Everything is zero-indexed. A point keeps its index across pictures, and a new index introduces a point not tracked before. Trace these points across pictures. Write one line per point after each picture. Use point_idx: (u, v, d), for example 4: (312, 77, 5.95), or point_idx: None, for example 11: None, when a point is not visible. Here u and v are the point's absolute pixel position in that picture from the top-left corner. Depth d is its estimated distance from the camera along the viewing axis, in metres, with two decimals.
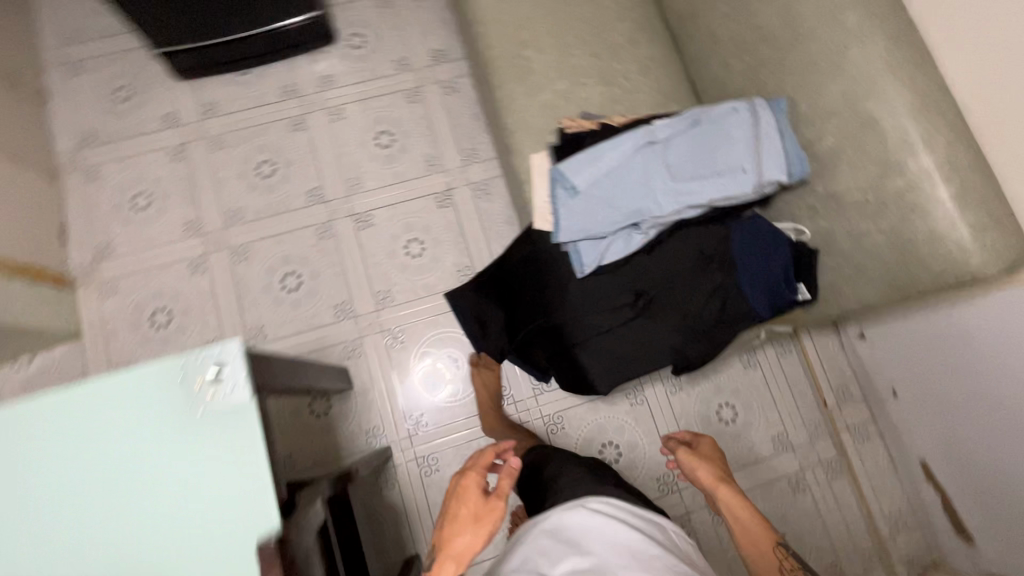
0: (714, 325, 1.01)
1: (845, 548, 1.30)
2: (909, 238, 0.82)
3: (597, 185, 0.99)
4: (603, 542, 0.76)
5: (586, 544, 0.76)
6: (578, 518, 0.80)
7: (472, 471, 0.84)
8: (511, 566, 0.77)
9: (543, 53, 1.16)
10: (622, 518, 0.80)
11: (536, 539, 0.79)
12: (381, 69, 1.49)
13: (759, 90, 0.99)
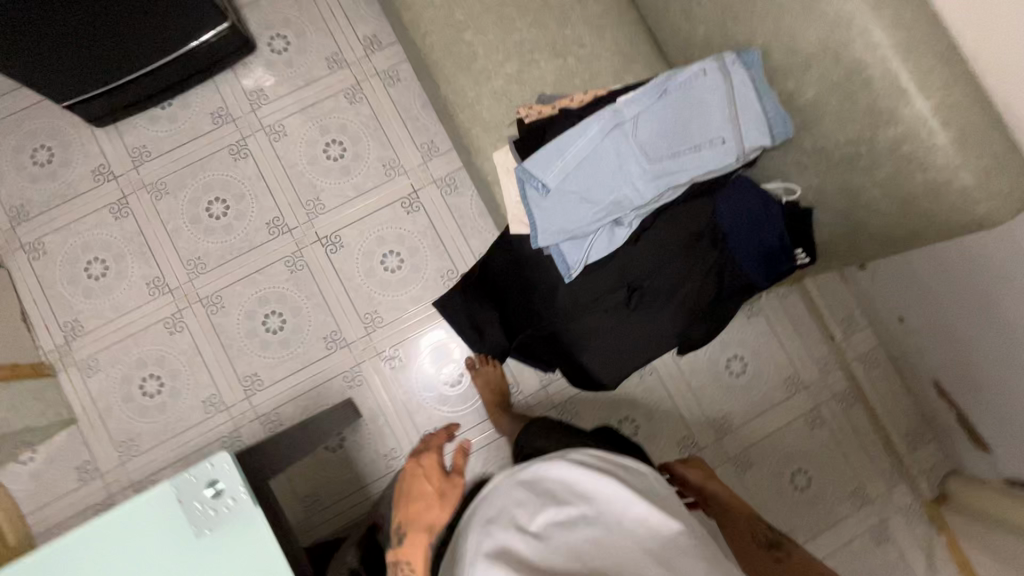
0: (714, 303, 0.97)
1: (866, 472, 1.34)
2: (908, 190, 0.76)
3: (569, 179, 0.91)
4: (580, 494, 0.77)
5: (561, 496, 0.77)
6: (553, 470, 0.81)
7: (432, 452, 0.93)
8: (487, 517, 0.78)
9: (484, 33, 1.04)
10: (597, 467, 0.80)
11: (511, 490, 0.80)
12: (314, 72, 1.36)
13: (728, 41, 0.89)
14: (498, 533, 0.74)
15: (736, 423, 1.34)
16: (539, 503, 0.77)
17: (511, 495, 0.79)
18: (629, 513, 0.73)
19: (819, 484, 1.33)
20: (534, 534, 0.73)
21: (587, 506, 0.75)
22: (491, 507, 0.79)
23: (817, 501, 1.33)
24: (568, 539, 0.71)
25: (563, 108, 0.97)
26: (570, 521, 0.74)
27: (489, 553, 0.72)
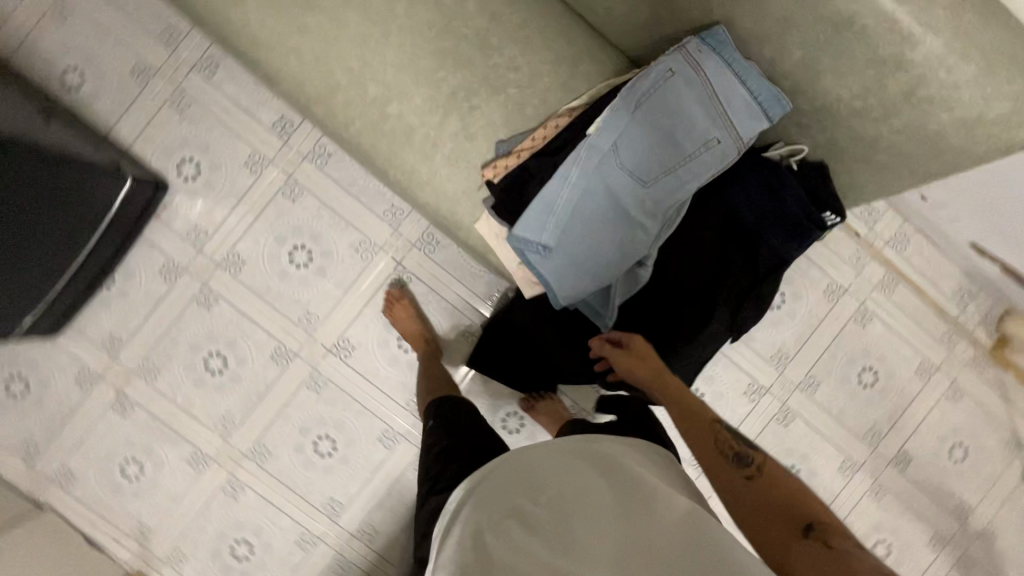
0: (754, 287, 0.90)
1: (926, 344, 1.35)
2: (935, 132, 0.69)
3: (568, 232, 0.83)
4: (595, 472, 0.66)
5: (567, 471, 0.66)
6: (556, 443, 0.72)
7: None
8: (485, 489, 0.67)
9: (409, 99, 0.91)
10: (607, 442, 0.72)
11: (514, 458, 0.70)
12: (239, 183, 1.22)
13: (682, 19, 0.78)
14: (499, 508, 0.63)
15: (795, 350, 1.33)
16: (545, 471, 0.67)
17: (515, 467, 0.69)
18: (642, 481, 0.64)
19: (888, 373, 1.35)
20: (537, 508, 0.62)
21: (599, 472, 0.66)
22: (492, 477, 0.69)
23: (890, 389, 1.35)
24: (581, 508, 0.61)
25: (529, 153, 0.87)
26: (580, 490, 0.63)
27: (494, 527, 0.61)
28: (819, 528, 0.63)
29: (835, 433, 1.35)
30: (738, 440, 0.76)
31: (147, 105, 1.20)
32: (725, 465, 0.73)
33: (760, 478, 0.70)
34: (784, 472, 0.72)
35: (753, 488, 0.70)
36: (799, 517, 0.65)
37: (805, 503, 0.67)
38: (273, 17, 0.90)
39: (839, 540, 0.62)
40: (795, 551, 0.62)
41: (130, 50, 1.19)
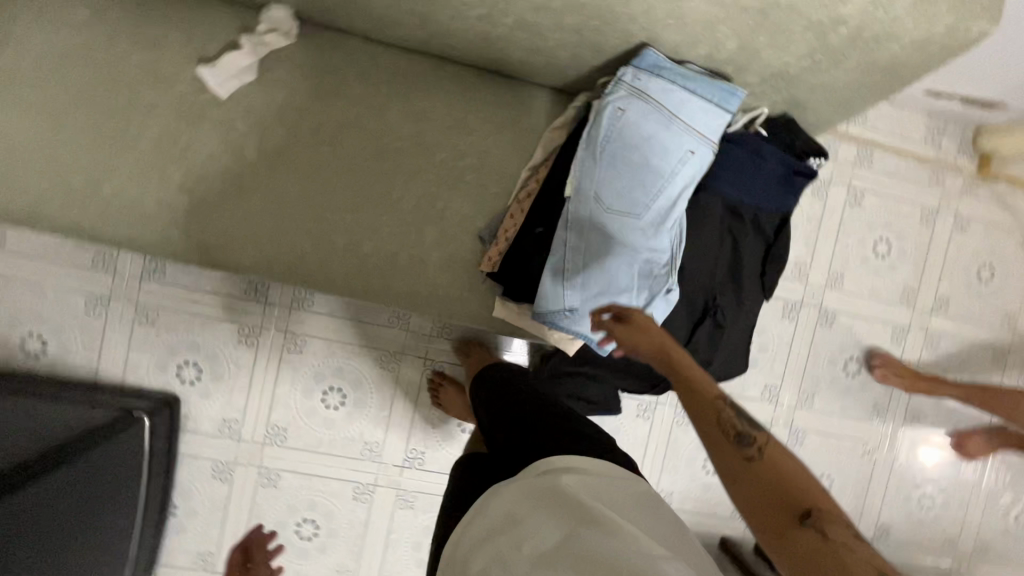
0: (770, 248, 0.92)
1: (920, 193, 1.38)
2: (889, 60, 0.69)
3: (590, 288, 0.83)
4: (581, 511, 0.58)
5: (548, 512, 0.59)
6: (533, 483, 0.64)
7: None
8: (473, 535, 0.62)
9: (377, 232, 0.89)
10: (584, 471, 0.65)
11: (494, 503, 0.64)
12: (242, 360, 1.20)
13: (605, 50, 0.76)
14: (481, 560, 0.58)
15: (811, 256, 1.36)
16: (525, 511, 0.61)
17: (493, 515, 0.63)
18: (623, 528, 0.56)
19: (899, 235, 1.38)
20: (515, 556, 0.56)
21: (577, 512, 0.58)
22: (475, 524, 0.64)
23: (907, 248, 1.39)
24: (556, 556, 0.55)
25: (515, 231, 0.87)
26: (555, 534, 0.57)
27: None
28: (818, 519, 0.55)
29: (876, 310, 1.39)
30: (738, 418, 0.65)
31: (118, 332, 1.16)
32: (723, 445, 0.63)
33: (763, 463, 0.60)
34: (787, 453, 0.62)
35: (755, 472, 0.60)
36: (798, 504, 0.57)
37: (809, 487, 0.58)
38: (213, 220, 0.86)
39: (842, 537, 0.54)
40: (792, 543, 0.55)
41: (76, 291, 1.13)
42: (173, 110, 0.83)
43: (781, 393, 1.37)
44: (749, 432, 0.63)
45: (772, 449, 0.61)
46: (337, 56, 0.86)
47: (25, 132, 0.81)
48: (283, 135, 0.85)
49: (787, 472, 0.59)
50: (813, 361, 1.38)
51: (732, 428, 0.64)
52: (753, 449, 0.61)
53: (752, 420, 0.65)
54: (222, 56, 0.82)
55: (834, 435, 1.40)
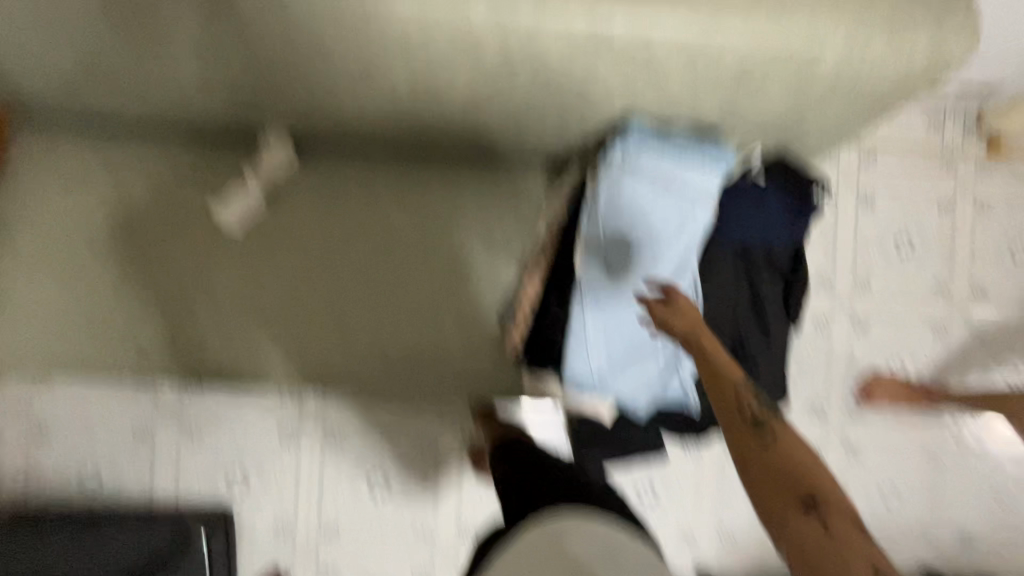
0: (791, 280, 0.89)
1: (934, 182, 1.35)
2: (875, 95, 0.68)
3: (616, 356, 0.81)
4: None
5: None
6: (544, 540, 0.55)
7: None
8: None
9: (397, 330, 0.90)
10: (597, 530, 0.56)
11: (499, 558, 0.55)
12: (286, 461, 1.22)
13: (590, 129, 0.77)
14: None
15: (833, 266, 1.32)
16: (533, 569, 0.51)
17: None
18: None
19: (920, 230, 1.34)
20: None
21: None
22: None
23: (931, 241, 1.35)
24: None
25: (530, 311, 0.86)
26: None
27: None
28: (824, 511, 0.58)
29: (912, 310, 1.34)
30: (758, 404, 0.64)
31: (167, 453, 1.19)
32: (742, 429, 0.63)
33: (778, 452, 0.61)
34: (798, 440, 0.63)
35: (769, 459, 0.61)
36: (805, 493, 0.59)
37: (818, 478, 0.60)
38: (241, 345, 0.89)
39: (837, 527, 0.58)
40: (791, 529, 0.58)
41: (123, 420, 1.18)
42: (192, 250, 0.87)
43: (829, 410, 1.32)
44: (766, 419, 0.63)
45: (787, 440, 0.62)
46: (335, 172, 0.89)
47: (62, 294, 0.87)
48: (296, 254, 0.89)
49: (801, 462, 0.61)
50: (856, 371, 1.33)
51: (751, 413, 0.63)
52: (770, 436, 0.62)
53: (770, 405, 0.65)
54: (230, 193, 0.87)
55: (893, 444, 1.34)
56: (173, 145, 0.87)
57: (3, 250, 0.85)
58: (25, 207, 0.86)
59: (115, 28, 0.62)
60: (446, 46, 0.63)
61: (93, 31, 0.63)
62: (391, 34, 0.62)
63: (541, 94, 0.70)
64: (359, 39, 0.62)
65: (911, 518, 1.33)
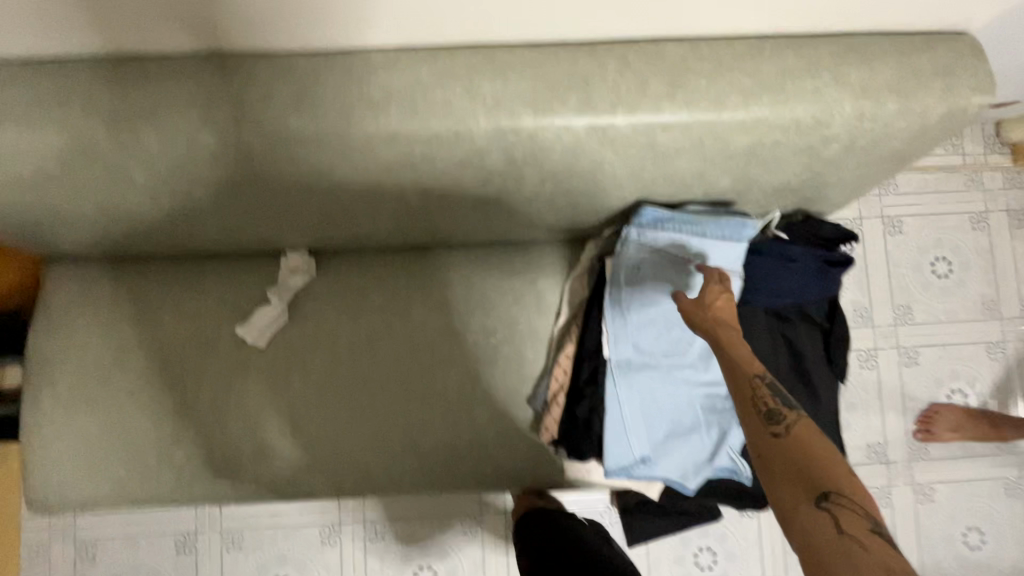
0: (829, 333, 0.86)
1: (962, 197, 1.30)
2: (892, 149, 0.67)
3: (657, 435, 0.81)
4: None
5: None
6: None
7: None
8: None
9: (430, 426, 0.89)
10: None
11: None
12: (329, 560, 1.18)
13: (603, 211, 0.77)
14: None
15: (870, 297, 1.27)
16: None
17: None
18: None
19: (956, 249, 1.29)
20: None
21: None
22: None
23: (969, 260, 1.29)
24: None
25: (563, 393, 0.86)
26: None
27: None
28: (835, 503, 0.49)
29: (961, 333, 1.27)
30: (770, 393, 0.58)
31: (209, 564, 1.17)
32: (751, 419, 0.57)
33: (788, 442, 0.54)
34: (820, 438, 0.55)
35: (778, 449, 0.54)
36: (815, 484, 0.50)
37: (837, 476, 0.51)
38: (276, 457, 0.88)
39: (857, 532, 0.47)
40: (800, 525, 0.49)
41: (165, 533, 1.17)
42: (222, 368, 0.88)
43: (888, 450, 1.24)
44: (778, 408, 0.57)
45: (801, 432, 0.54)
46: (354, 275, 0.90)
47: (100, 425, 0.88)
48: (323, 361, 0.89)
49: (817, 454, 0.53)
50: (912, 405, 1.25)
51: (760, 400, 0.57)
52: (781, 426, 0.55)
53: (788, 397, 0.58)
54: (255, 309, 0.88)
55: (965, 480, 1.24)
56: (197, 267, 0.90)
57: (42, 388, 0.88)
58: (62, 344, 0.88)
59: (137, 184, 0.65)
60: (454, 161, 0.63)
61: (117, 188, 0.65)
62: (400, 158, 0.63)
63: (552, 189, 0.70)
64: (369, 165, 0.63)
65: (998, 559, 1.23)
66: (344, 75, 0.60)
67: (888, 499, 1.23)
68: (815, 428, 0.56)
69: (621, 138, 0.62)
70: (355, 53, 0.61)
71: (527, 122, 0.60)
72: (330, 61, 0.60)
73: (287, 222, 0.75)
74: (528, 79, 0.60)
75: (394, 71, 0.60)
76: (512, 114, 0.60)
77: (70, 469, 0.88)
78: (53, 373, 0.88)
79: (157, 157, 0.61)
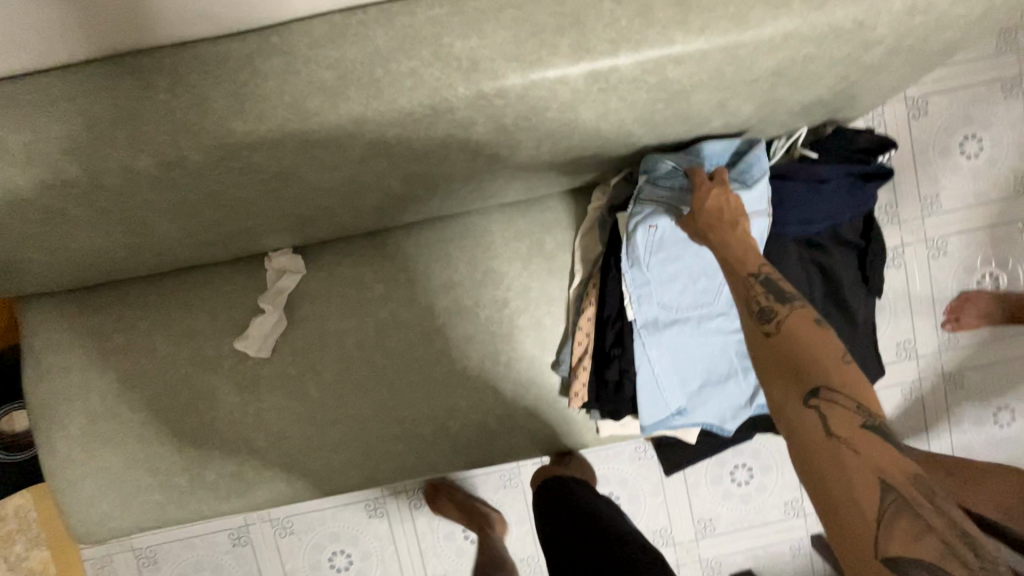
0: (864, 253, 0.80)
1: (993, 63, 1.17)
2: (943, 41, 0.56)
3: (692, 385, 0.78)
4: None
5: None
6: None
7: None
8: None
9: (456, 408, 0.86)
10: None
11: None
12: (380, 529, 1.22)
13: (610, 160, 0.68)
14: None
15: (895, 191, 1.19)
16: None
17: None
18: None
19: (986, 124, 1.18)
20: None
21: None
22: None
23: (1000, 133, 1.19)
24: None
25: (590, 357, 0.80)
26: None
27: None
28: (825, 401, 0.47)
29: (992, 215, 1.20)
30: (764, 290, 0.56)
31: (266, 550, 1.21)
32: (744, 319, 0.56)
33: (779, 341, 0.53)
34: (817, 331, 0.53)
35: (771, 348, 0.53)
36: (807, 380, 0.49)
37: (827, 371, 0.49)
38: (307, 460, 0.87)
39: (846, 430, 0.46)
40: (790, 420, 0.49)
41: (215, 532, 1.19)
42: (230, 385, 0.84)
43: (918, 345, 1.22)
44: (771, 306, 0.55)
45: (795, 328, 0.52)
46: (348, 266, 0.83)
47: (123, 459, 0.86)
48: (334, 362, 0.84)
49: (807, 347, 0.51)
50: (941, 296, 1.21)
51: (753, 299, 0.56)
52: (773, 324, 0.54)
53: (783, 292, 0.56)
54: (250, 319, 0.82)
55: (995, 362, 1.23)
56: (179, 283, 0.83)
57: (53, 432, 0.84)
58: (61, 385, 0.84)
59: (80, 222, 0.56)
60: (435, 140, 0.54)
61: (60, 228, 0.57)
62: (372, 146, 0.54)
63: (550, 149, 0.61)
64: (339, 160, 0.54)
65: None
66: (285, 58, 0.49)
67: (918, 392, 1.23)
68: (814, 322, 0.53)
69: (628, 81, 0.52)
70: (292, 27, 0.49)
71: (514, 82, 0.50)
72: (264, 43, 0.49)
73: (261, 229, 0.67)
74: (507, 28, 0.49)
75: (345, 43, 0.49)
76: (495, 75, 0.49)
77: (104, 505, 0.87)
78: (59, 415, 0.84)
79: (91, 191, 0.52)
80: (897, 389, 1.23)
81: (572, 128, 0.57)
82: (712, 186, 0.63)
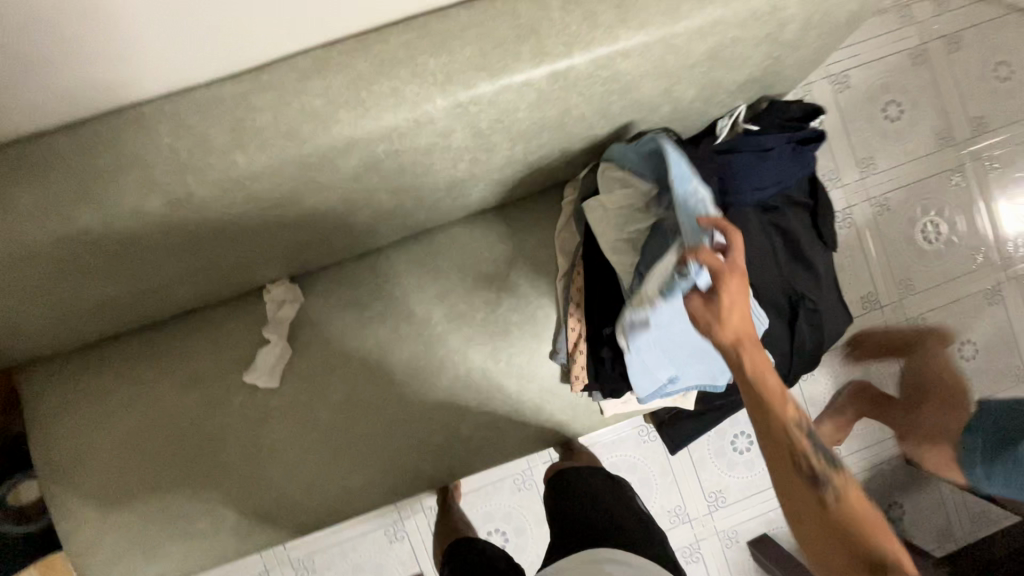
0: (814, 212, 0.88)
1: (899, 37, 1.30)
2: (846, 13, 0.65)
3: (682, 358, 0.80)
4: None
5: None
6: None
7: None
8: None
9: (466, 410, 0.89)
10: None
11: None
12: (403, 553, 1.22)
13: (577, 154, 0.75)
14: None
15: (834, 160, 1.30)
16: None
17: None
18: None
19: (904, 90, 1.31)
20: None
21: None
22: None
23: (917, 97, 1.31)
24: None
25: (586, 341, 0.85)
26: None
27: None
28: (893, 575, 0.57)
29: (923, 169, 1.32)
30: (813, 453, 0.63)
31: None
32: (798, 481, 0.62)
33: (838, 509, 0.61)
34: (860, 498, 0.62)
35: (831, 517, 0.61)
36: (873, 554, 0.58)
37: (881, 545, 0.59)
38: (326, 484, 0.88)
39: None
40: None
41: None
42: (241, 420, 0.85)
43: (881, 296, 1.31)
44: (823, 471, 0.63)
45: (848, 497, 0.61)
46: (344, 289, 0.87)
47: (140, 511, 0.85)
48: (342, 382, 0.87)
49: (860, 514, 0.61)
50: (892, 248, 1.32)
51: (805, 464, 0.63)
52: (829, 493, 0.61)
53: (828, 455, 0.64)
54: (255, 352, 0.85)
55: (952, 301, 1.33)
56: (181, 328, 0.85)
57: (67, 494, 0.84)
58: (71, 447, 0.84)
59: (93, 269, 0.59)
60: (420, 150, 0.60)
61: (72, 278, 0.60)
62: (363, 162, 0.58)
63: (524, 149, 0.67)
64: (334, 179, 0.59)
65: (995, 361, 1.34)
66: (276, 92, 0.54)
67: (889, 339, 1.32)
68: (855, 485, 0.63)
69: (584, 77, 0.58)
70: (280, 65, 0.54)
71: (486, 89, 0.56)
72: (256, 81, 0.54)
73: (261, 259, 0.70)
74: (473, 42, 0.55)
75: (329, 72, 0.54)
76: (468, 85, 0.55)
77: (126, 561, 0.86)
78: (71, 476, 0.84)
79: (104, 235, 0.55)
80: (870, 338, 1.32)
81: (540, 126, 0.63)
82: (734, 296, 0.59)
